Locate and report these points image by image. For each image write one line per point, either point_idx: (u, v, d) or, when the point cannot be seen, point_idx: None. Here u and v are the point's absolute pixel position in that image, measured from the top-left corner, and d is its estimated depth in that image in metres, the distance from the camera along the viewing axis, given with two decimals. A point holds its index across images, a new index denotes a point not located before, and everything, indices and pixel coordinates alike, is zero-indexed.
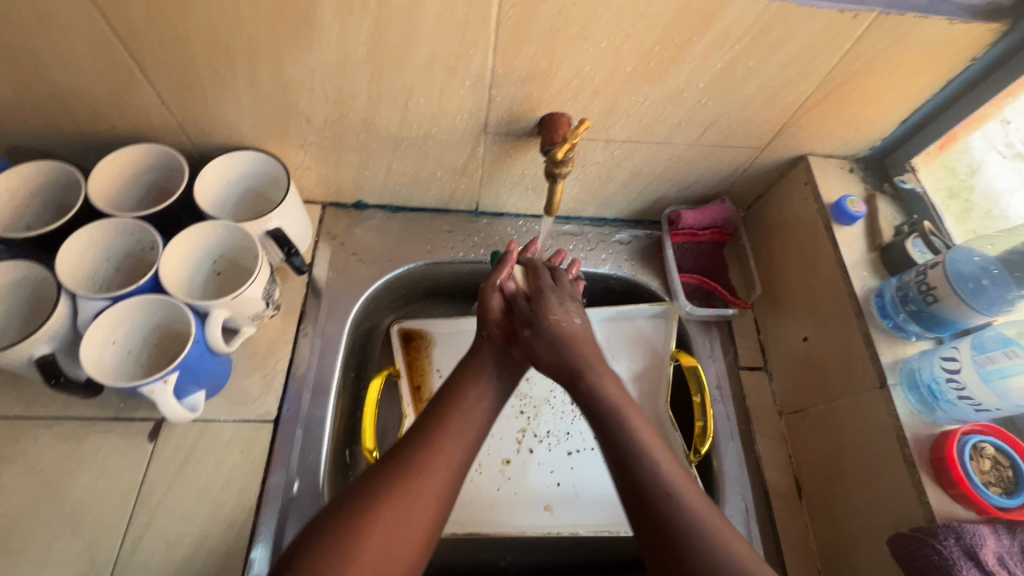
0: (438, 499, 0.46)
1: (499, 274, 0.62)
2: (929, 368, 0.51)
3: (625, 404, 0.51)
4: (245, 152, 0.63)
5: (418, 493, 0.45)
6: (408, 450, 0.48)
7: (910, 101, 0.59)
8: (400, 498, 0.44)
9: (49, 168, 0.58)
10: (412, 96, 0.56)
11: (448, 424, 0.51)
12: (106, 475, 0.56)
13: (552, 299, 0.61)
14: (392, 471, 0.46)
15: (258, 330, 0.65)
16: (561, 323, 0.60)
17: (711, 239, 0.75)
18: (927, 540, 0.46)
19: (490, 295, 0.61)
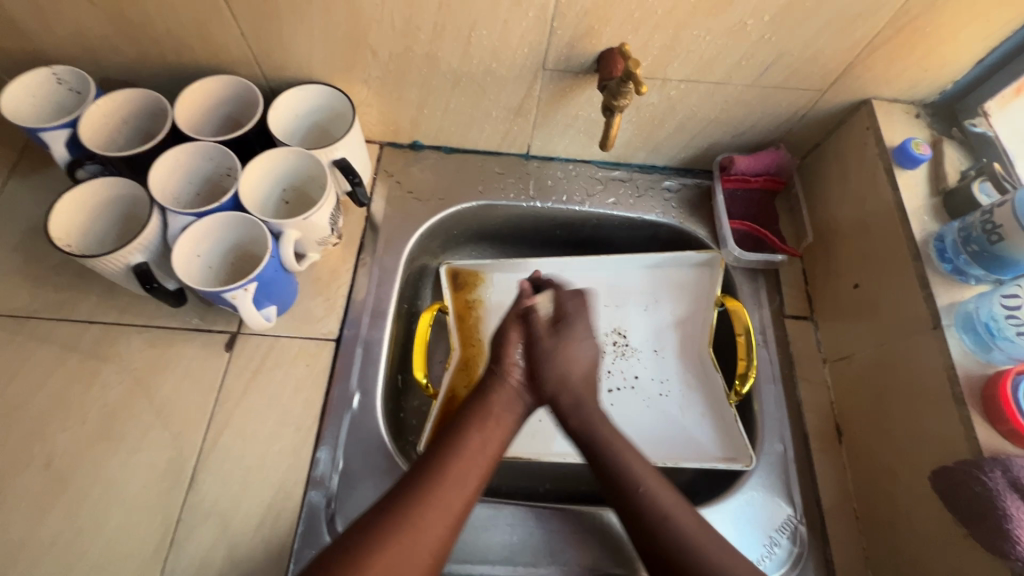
0: (444, 533, 0.45)
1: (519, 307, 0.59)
2: (988, 307, 0.51)
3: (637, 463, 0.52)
4: (314, 86, 0.66)
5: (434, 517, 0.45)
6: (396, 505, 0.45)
7: (987, 38, 0.57)
8: (406, 532, 0.44)
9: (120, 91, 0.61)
10: (476, 29, 0.58)
11: (456, 460, 0.49)
12: (190, 377, 0.61)
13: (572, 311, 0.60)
14: (402, 502, 0.46)
15: (322, 258, 0.69)
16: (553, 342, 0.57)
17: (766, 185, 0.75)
18: (971, 471, 0.47)
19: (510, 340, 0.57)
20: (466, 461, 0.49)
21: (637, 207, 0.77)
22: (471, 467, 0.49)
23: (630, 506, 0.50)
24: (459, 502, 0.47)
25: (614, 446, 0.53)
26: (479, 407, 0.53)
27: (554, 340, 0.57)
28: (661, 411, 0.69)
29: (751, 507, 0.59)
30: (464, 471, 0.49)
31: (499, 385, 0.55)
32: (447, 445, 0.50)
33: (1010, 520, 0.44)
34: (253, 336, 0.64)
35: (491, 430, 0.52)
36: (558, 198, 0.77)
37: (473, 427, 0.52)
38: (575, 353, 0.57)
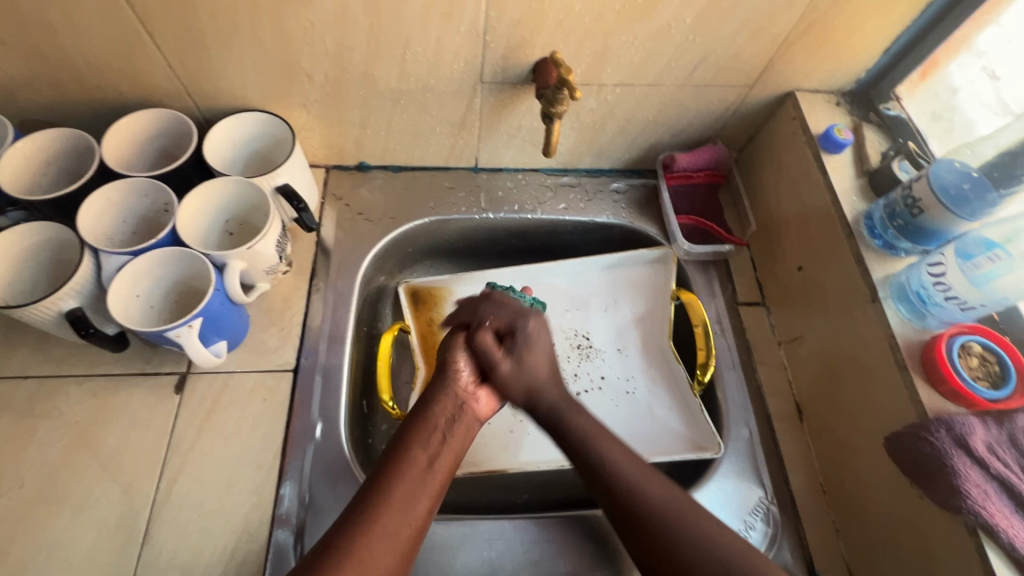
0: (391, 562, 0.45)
1: (489, 332, 0.59)
2: (917, 277, 0.54)
3: (606, 440, 0.54)
4: (251, 114, 0.64)
5: (393, 523, 0.46)
6: (362, 508, 0.47)
7: (891, 29, 0.61)
8: (359, 552, 0.44)
9: (28, 135, 0.58)
10: (409, 46, 0.58)
11: (400, 479, 0.49)
12: (139, 424, 0.58)
13: (533, 323, 0.60)
14: (345, 538, 0.45)
15: (272, 287, 0.67)
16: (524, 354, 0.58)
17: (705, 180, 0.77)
18: (919, 434, 0.49)
19: (455, 352, 0.59)
20: (412, 482, 0.49)
21: (588, 210, 0.79)
22: (416, 489, 0.49)
23: (608, 487, 0.51)
24: (408, 527, 0.47)
25: (592, 438, 0.54)
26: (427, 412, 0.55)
27: (512, 362, 0.58)
28: (629, 409, 0.70)
29: (723, 494, 0.60)
30: (408, 495, 0.48)
31: (445, 390, 0.57)
32: (392, 465, 0.50)
33: (959, 476, 0.46)
34: (204, 375, 0.61)
35: (434, 443, 0.53)
36: (510, 208, 0.78)
37: (416, 443, 0.52)
38: (539, 357, 0.59)
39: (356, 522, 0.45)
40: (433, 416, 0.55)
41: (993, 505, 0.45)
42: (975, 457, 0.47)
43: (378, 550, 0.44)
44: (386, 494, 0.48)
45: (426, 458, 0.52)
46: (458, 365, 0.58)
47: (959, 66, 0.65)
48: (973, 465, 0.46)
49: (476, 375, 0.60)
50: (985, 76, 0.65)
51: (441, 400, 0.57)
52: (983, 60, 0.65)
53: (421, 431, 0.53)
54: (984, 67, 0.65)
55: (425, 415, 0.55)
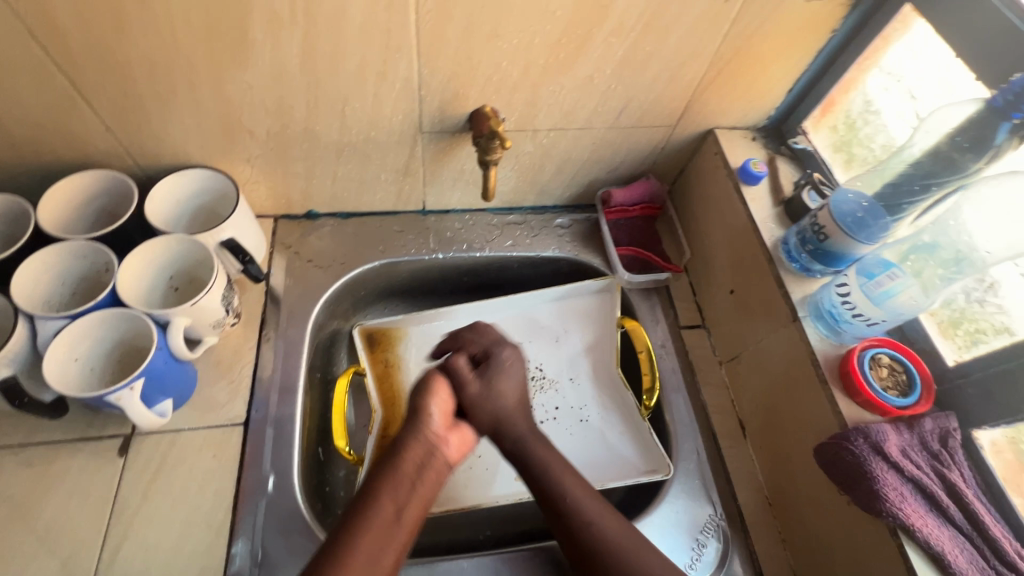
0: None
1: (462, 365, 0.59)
2: (828, 296, 0.58)
3: (579, 490, 0.54)
4: (192, 171, 0.65)
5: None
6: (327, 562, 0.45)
7: (791, 73, 0.67)
8: None
9: None
10: (348, 103, 0.61)
11: (364, 537, 0.47)
12: (80, 492, 0.56)
13: (505, 358, 0.60)
14: None
15: (221, 340, 0.67)
16: (494, 393, 0.58)
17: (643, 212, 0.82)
18: (842, 443, 0.52)
19: (432, 391, 0.57)
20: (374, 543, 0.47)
21: (535, 246, 0.82)
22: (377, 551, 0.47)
23: (574, 529, 0.52)
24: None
25: (558, 477, 0.55)
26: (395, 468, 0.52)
27: (480, 380, 0.59)
28: (583, 436, 0.72)
29: (675, 515, 0.62)
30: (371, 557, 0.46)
31: (417, 434, 0.55)
32: (354, 523, 0.48)
33: (878, 481, 0.49)
34: (149, 435, 0.60)
35: (402, 490, 0.51)
36: (459, 247, 0.80)
37: (384, 494, 0.50)
38: (506, 385, 0.59)
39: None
40: (410, 456, 0.53)
41: (909, 506, 0.48)
42: (891, 461, 0.50)
43: None
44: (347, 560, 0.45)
45: (394, 508, 0.50)
46: (430, 409, 0.56)
47: (879, 86, 0.67)
48: (890, 469, 0.50)
49: (447, 417, 0.57)
50: (903, 94, 0.64)
51: (413, 442, 0.54)
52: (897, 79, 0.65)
53: (391, 476, 0.52)
54: (904, 86, 0.64)
55: (398, 457, 0.53)
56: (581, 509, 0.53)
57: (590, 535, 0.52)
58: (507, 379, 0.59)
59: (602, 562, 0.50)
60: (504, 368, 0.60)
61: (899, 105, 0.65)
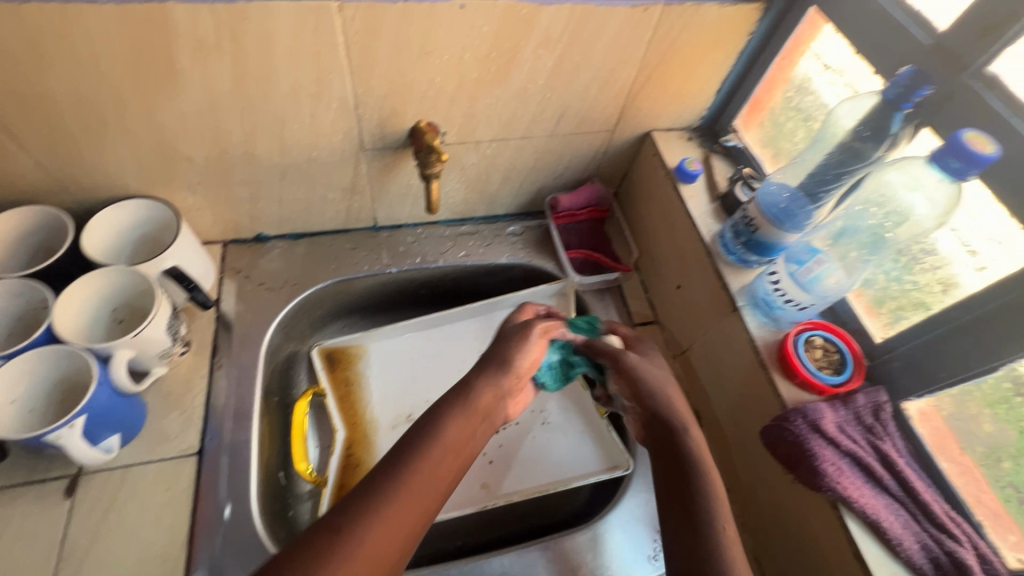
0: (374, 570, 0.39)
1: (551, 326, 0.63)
2: (762, 285, 0.61)
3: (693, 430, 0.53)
4: (132, 202, 0.64)
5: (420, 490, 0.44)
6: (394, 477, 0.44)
7: (716, 75, 0.71)
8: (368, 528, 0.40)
9: None
10: (286, 125, 0.61)
11: (422, 467, 0.45)
12: (25, 539, 0.54)
13: (657, 349, 0.62)
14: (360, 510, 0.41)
15: (170, 371, 0.66)
16: (659, 384, 0.57)
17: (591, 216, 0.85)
18: (783, 424, 0.54)
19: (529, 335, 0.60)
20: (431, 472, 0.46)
21: (488, 255, 0.83)
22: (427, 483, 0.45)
23: (677, 468, 0.50)
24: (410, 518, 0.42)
25: (679, 418, 0.54)
26: (473, 387, 0.54)
27: (639, 357, 0.61)
28: (546, 439, 0.73)
29: (635, 510, 0.64)
30: (422, 484, 0.45)
31: (494, 379, 0.56)
32: (417, 445, 0.47)
33: (817, 458, 0.52)
34: (98, 474, 0.58)
35: (472, 411, 0.52)
36: (412, 261, 0.81)
37: (460, 408, 0.52)
38: (662, 370, 0.59)
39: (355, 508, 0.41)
40: (486, 389, 0.55)
41: (846, 480, 0.50)
42: (829, 438, 0.52)
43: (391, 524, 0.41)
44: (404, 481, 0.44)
45: (459, 438, 0.49)
46: (525, 355, 0.59)
47: (826, 83, 0.66)
48: (828, 445, 0.52)
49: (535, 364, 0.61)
50: (847, 90, 0.63)
51: (489, 385, 0.56)
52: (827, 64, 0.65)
53: (458, 407, 0.52)
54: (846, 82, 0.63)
55: (468, 389, 0.54)
56: (695, 453, 0.51)
57: (696, 475, 0.49)
58: (648, 372, 0.59)
59: (705, 505, 0.47)
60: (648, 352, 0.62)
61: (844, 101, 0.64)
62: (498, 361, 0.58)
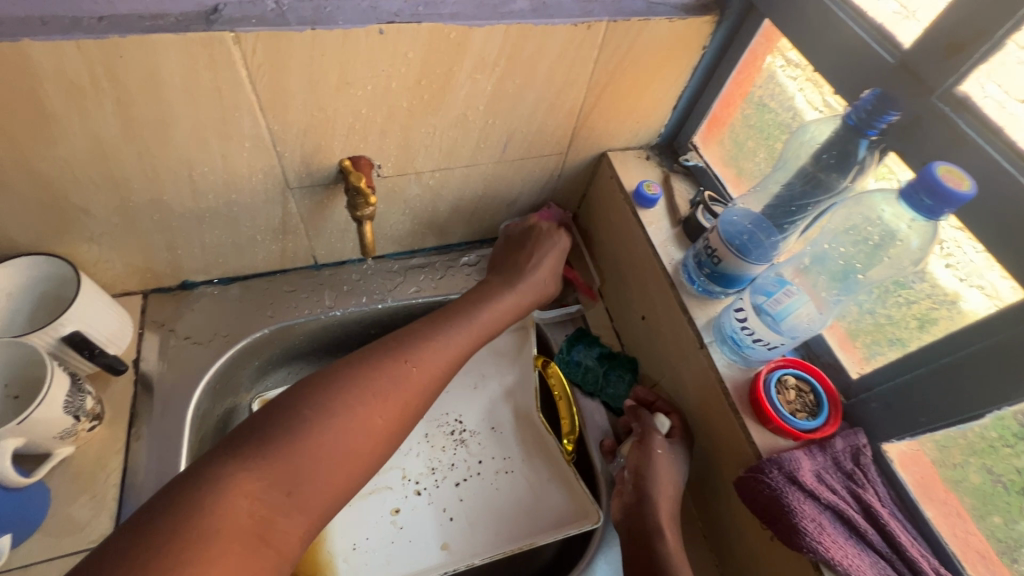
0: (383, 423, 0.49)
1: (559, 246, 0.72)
2: (729, 321, 0.56)
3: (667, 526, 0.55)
4: (21, 259, 0.57)
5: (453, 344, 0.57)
6: (431, 332, 0.57)
7: (671, 91, 0.66)
8: (408, 370, 0.52)
9: None
10: (194, 168, 0.54)
11: (464, 330, 0.59)
12: None
13: (659, 450, 0.59)
14: (409, 352, 0.54)
15: (79, 448, 0.58)
16: (659, 477, 0.58)
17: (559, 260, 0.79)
18: (758, 476, 0.50)
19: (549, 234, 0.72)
20: (447, 353, 0.56)
21: (441, 289, 0.78)
22: (442, 359, 0.56)
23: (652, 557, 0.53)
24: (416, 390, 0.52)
25: (662, 524, 0.55)
26: (523, 275, 0.67)
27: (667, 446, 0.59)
28: (510, 490, 0.68)
29: (606, 568, 0.60)
30: (440, 357, 0.56)
31: (547, 249, 0.70)
32: (468, 315, 0.61)
33: (795, 514, 0.47)
34: None
35: (521, 291, 0.67)
36: (358, 301, 0.75)
37: (509, 293, 0.65)
38: (665, 466, 0.58)
39: (389, 372, 0.51)
40: (528, 274, 0.68)
41: (828, 538, 0.46)
42: (807, 490, 0.48)
43: (420, 371, 0.53)
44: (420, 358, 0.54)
45: (490, 314, 0.63)
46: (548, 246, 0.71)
47: (790, 79, 0.60)
48: (806, 498, 0.48)
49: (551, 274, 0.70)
50: (811, 86, 0.58)
51: (542, 258, 0.70)
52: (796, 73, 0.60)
53: (509, 281, 0.67)
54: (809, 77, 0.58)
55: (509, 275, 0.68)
56: (667, 554, 0.53)
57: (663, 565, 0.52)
58: (661, 472, 0.58)
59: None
60: (658, 458, 0.58)
61: (812, 97, 0.59)
62: (535, 246, 0.70)
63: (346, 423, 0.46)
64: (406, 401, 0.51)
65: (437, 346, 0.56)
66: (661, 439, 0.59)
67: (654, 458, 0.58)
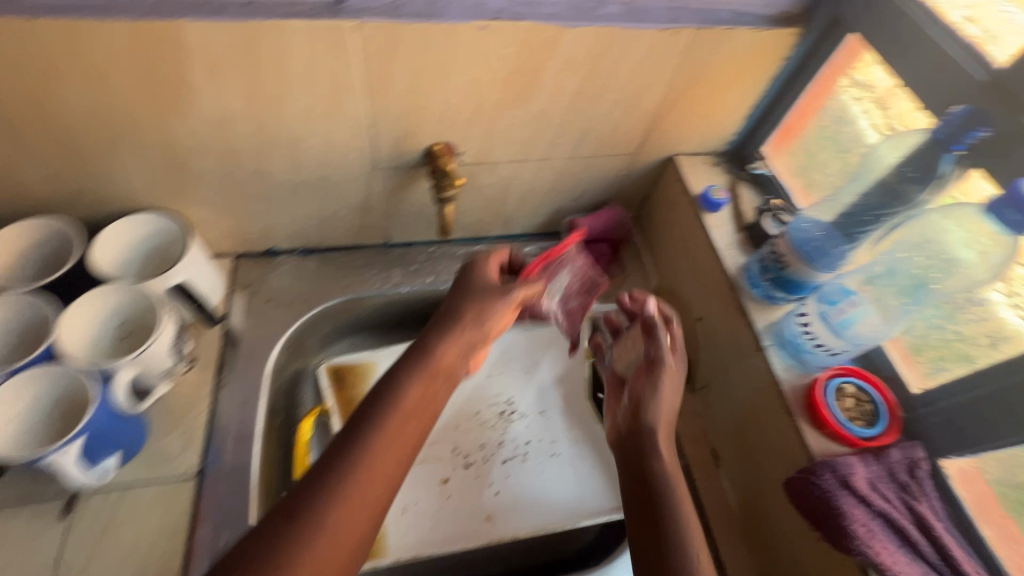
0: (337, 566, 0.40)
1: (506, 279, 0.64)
2: (790, 325, 0.58)
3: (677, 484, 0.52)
4: (139, 215, 0.63)
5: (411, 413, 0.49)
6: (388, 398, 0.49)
7: (746, 99, 0.68)
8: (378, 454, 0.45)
9: None
10: (299, 144, 0.60)
11: (415, 384, 0.51)
12: (20, 558, 0.53)
13: (664, 377, 0.59)
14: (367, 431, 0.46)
15: (175, 387, 0.65)
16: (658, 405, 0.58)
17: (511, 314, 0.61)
18: (809, 477, 0.51)
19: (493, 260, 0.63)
20: (388, 455, 0.45)
21: None
22: (388, 463, 0.45)
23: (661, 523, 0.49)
24: (365, 516, 0.43)
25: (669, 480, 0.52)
26: (489, 302, 0.58)
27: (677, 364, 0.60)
28: (555, 472, 0.70)
29: None
30: (378, 472, 0.44)
31: (475, 299, 0.58)
32: (413, 370, 0.51)
33: (845, 518, 0.48)
34: (96, 491, 0.58)
35: (481, 325, 0.57)
36: (423, 280, 0.79)
37: (465, 325, 0.56)
38: (668, 393, 0.59)
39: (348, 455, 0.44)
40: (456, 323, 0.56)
41: (878, 543, 0.47)
42: (859, 496, 0.49)
43: (387, 451, 0.46)
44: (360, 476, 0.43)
45: (442, 367, 0.53)
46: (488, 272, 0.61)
47: (854, 100, 0.64)
48: (857, 503, 0.49)
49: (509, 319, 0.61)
50: (874, 106, 0.63)
51: (476, 302, 0.58)
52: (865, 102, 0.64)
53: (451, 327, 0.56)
54: (873, 97, 0.62)
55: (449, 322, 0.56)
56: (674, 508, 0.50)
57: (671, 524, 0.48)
58: (665, 399, 0.58)
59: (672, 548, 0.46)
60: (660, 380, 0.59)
61: (874, 117, 0.63)
62: (452, 316, 0.56)
63: (309, 513, 0.41)
64: (382, 481, 0.44)
65: (394, 411, 0.48)
66: (668, 361, 0.59)
67: (654, 383, 0.59)
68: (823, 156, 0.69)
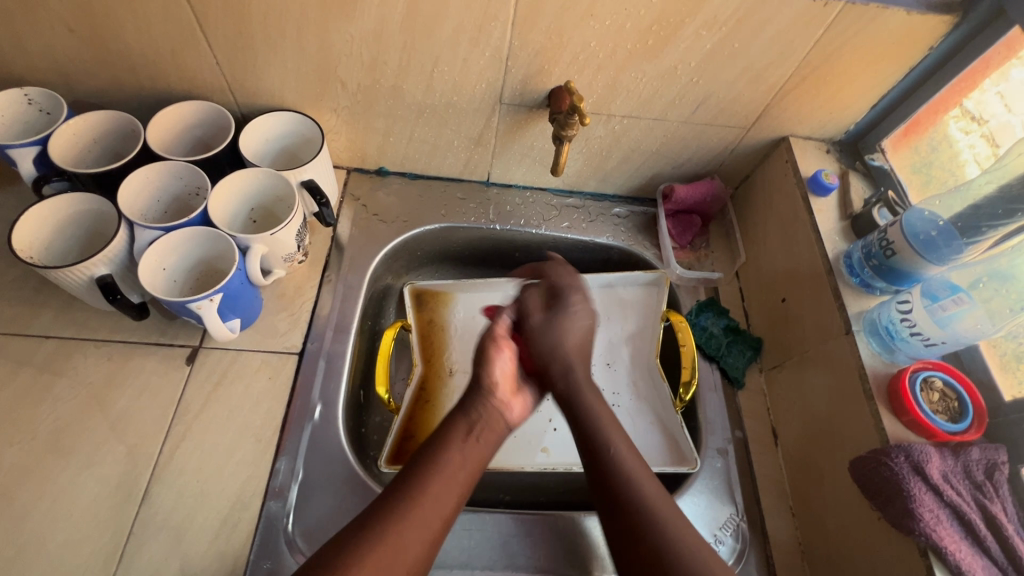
0: (422, 547, 0.47)
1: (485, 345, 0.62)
2: (887, 312, 0.58)
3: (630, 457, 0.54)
4: (284, 112, 0.69)
5: (471, 447, 0.55)
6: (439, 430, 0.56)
7: (879, 87, 0.66)
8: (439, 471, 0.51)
9: (80, 114, 0.64)
10: (437, 66, 0.64)
11: (457, 428, 0.56)
12: (148, 390, 0.61)
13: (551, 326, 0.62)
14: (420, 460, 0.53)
15: (287, 275, 0.71)
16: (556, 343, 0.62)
17: (508, 353, 0.62)
18: (881, 459, 0.52)
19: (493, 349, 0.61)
20: (448, 476, 0.51)
21: (590, 231, 0.83)
22: (452, 481, 0.51)
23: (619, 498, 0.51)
24: (437, 521, 0.49)
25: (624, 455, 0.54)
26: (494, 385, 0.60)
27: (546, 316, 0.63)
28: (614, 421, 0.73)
29: (694, 509, 0.63)
30: (446, 487, 0.51)
31: (483, 397, 0.59)
32: (455, 421, 0.56)
33: (914, 500, 0.49)
34: (215, 349, 0.65)
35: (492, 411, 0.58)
36: (516, 222, 0.82)
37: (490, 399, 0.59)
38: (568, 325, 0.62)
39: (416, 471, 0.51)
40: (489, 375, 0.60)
41: (943, 529, 0.48)
42: (930, 483, 0.50)
43: (452, 467, 0.52)
44: (424, 488, 0.50)
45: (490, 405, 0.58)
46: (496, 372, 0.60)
47: (959, 130, 0.68)
48: (928, 490, 0.49)
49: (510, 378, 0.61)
50: (983, 141, 0.66)
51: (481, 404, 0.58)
52: (984, 128, 0.66)
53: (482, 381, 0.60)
54: (984, 133, 0.66)
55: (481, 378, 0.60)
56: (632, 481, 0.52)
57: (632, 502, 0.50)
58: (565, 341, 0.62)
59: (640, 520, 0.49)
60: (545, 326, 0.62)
61: (978, 150, 0.66)
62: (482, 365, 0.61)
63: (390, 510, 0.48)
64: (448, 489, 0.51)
65: (449, 439, 0.54)
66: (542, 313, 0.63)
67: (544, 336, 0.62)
68: (929, 164, 0.71)
